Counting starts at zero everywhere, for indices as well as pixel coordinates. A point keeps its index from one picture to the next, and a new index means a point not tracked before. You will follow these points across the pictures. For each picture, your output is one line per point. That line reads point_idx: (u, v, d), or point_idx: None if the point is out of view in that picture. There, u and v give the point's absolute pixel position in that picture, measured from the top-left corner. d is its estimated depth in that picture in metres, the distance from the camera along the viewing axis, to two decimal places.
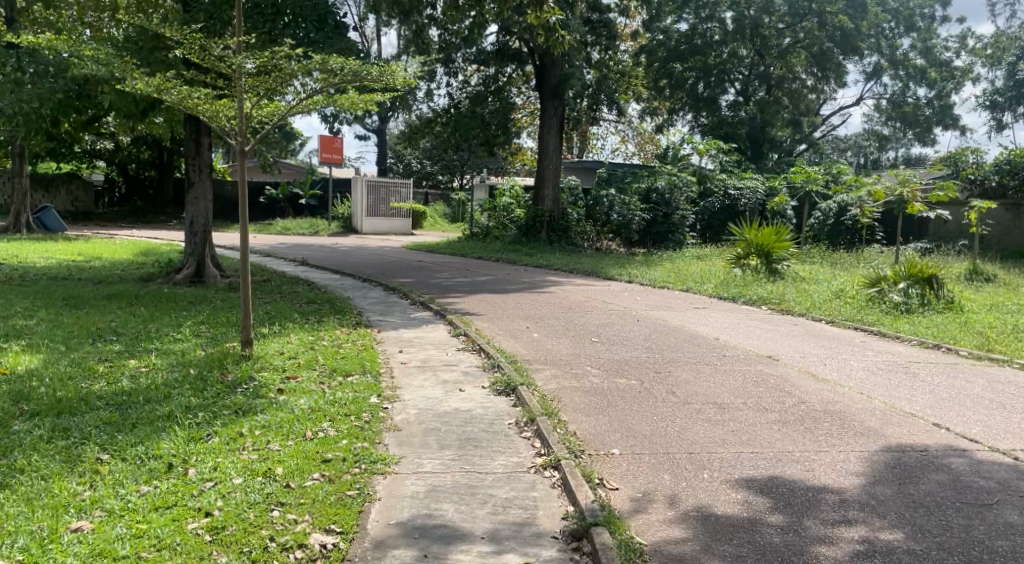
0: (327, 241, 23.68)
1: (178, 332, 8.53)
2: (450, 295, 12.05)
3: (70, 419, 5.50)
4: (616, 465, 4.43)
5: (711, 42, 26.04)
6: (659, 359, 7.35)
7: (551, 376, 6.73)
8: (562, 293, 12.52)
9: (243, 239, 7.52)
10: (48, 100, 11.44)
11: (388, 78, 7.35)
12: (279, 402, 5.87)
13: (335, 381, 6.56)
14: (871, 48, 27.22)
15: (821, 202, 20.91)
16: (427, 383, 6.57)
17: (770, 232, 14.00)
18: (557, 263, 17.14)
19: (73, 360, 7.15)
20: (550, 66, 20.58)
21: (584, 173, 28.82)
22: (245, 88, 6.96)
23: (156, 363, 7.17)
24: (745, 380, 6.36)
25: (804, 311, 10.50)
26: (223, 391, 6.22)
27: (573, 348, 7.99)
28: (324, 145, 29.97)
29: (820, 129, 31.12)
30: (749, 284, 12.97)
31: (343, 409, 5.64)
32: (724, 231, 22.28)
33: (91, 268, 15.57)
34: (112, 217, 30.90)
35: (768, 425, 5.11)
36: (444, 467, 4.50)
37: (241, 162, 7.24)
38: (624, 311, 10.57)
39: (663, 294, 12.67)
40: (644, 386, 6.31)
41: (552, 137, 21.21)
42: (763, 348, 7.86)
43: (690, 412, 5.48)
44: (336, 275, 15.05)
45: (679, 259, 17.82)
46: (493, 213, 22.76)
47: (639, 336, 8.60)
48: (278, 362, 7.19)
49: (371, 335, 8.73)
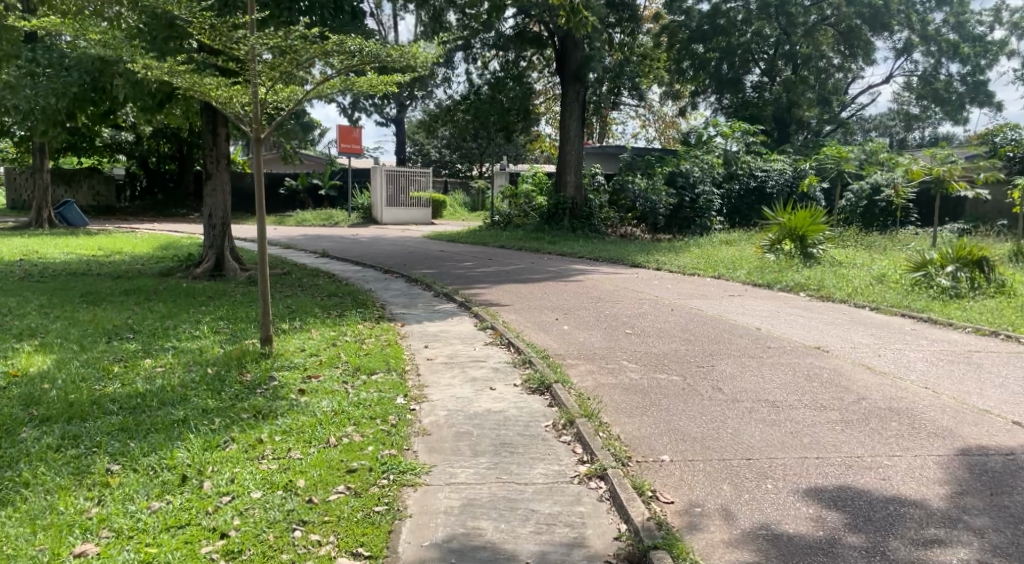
0: (347, 232, 23.41)
1: (196, 329, 8.24)
2: (474, 286, 11.66)
3: (81, 424, 5.19)
4: (668, 474, 4.06)
5: (735, 22, 25.44)
6: (701, 352, 6.94)
7: (586, 372, 6.35)
8: (589, 281, 12.09)
9: (260, 231, 7.17)
10: (64, 94, 11.16)
11: (409, 58, 6.98)
12: (300, 404, 5.52)
13: (359, 380, 6.22)
14: (901, 24, 26.45)
15: (853, 182, 20.28)
16: (455, 381, 6.21)
17: (804, 215, 13.49)
18: (581, 251, 16.74)
19: (87, 360, 6.86)
20: (572, 48, 20.06)
21: (606, 158, 28.22)
22: (259, 74, 6.56)
23: (173, 362, 6.87)
24: (796, 374, 5.95)
25: (845, 298, 10.04)
26: (242, 393, 5.88)
27: (608, 341, 7.60)
28: (342, 135, 29.54)
29: (848, 109, 30.41)
30: (785, 270, 12.47)
31: (369, 411, 5.29)
32: (752, 216, 21.66)
33: (110, 263, 15.34)
34: (133, 211, 30.83)
35: (828, 426, 4.73)
36: (480, 478, 4.13)
37: (257, 150, 6.97)
38: (657, 300, 10.14)
39: (695, 281, 12.21)
40: (688, 383, 5.91)
41: (574, 121, 20.71)
42: (810, 338, 7.42)
43: (740, 412, 5.09)
44: (357, 266, 14.73)
45: (706, 244, 17.33)
46: (514, 201, 22.36)
47: (674, 327, 8.19)
48: (299, 360, 6.85)
49: (395, 329, 8.38)
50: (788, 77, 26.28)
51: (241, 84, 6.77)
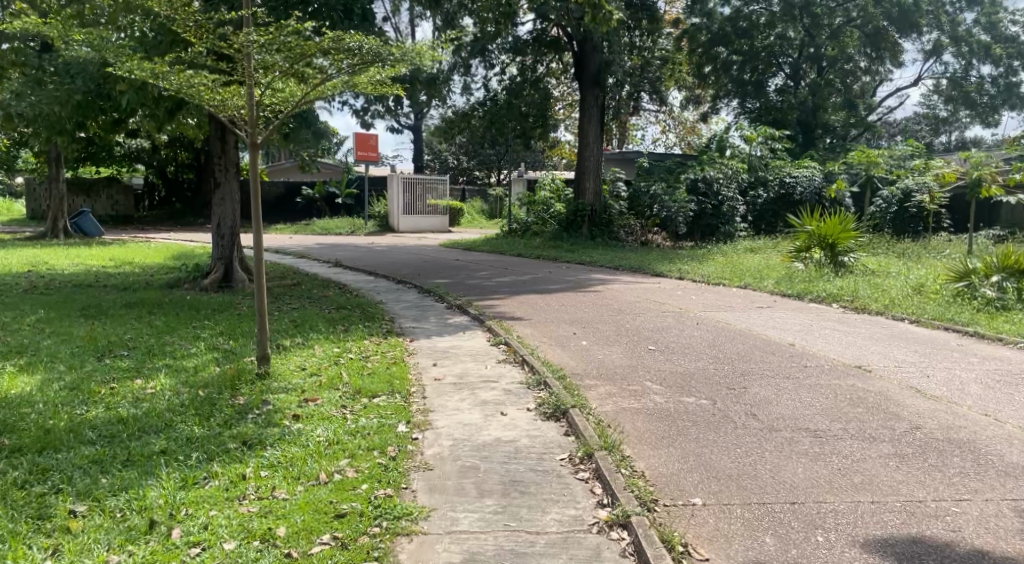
0: (363, 241, 23.03)
1: (192, 346, 7.79)
2: (488, 297, 11.17)
3: (52, 456, 4.75)
4: (700, 522, 3.55)
5: (757, 25, 24.83)
6: (731, 372, 6.39)
7: (606, 395, 5.82)
8: (609, 292, 11.56)
9: (258, 240, 6.72)
10: (66, 102, 10.79)
11: (415, 57, 6.57)
12: (292, 432, 5.04)
13: (359, 404, 5.73)
14: (929, 25, 25.81)
15: (884, 187, 19.60)
16: (463, 405, 5.70)
17: (834, 222, 12.89)
18: (600, 259, 16.20)
19: (72, 381, 6.41)
20: (590, 51, 19.49)
21: (626, 164, 27.68)
22: (252, 73, 6.17)
23: (163, 384, 6.42)
24: (838, 399, 5.41)
25: (882, 310, 9.45)
26: (231, 419, 5.42)
27: (630, 359, 7.06)
28: (359, 142, 29.24)
29: (875, 113, 29.69)
30: (815, 279, 11.87)
31: (366, 441, 4.80)
32: (778, 224, 20.97)
33: (120, 274, 14.99)
34: (150, 221, 30.67)
35: (881, 461, 4.18)
36: (484, 525, 3.63)
37: (254, 157, 6.56)
38: (681, 312, 9.59)
39: (720, 292, 11.63)
40: (719, 408, 5.37)
41: (593, 127, 20.20)
42: (849, 355, 6.86)
43: (779, 443, 4.56)
44: (370, 277, 14.29)
45: (731, 252, 16.73)
46: (532, 208, 21.85)
47: (701, 343, 7.64)
48: (298, 381, 6.37)
49: (403, 345, 7.90)
50: (814, 80, 25.68)
51: (235, 84, 6.37)
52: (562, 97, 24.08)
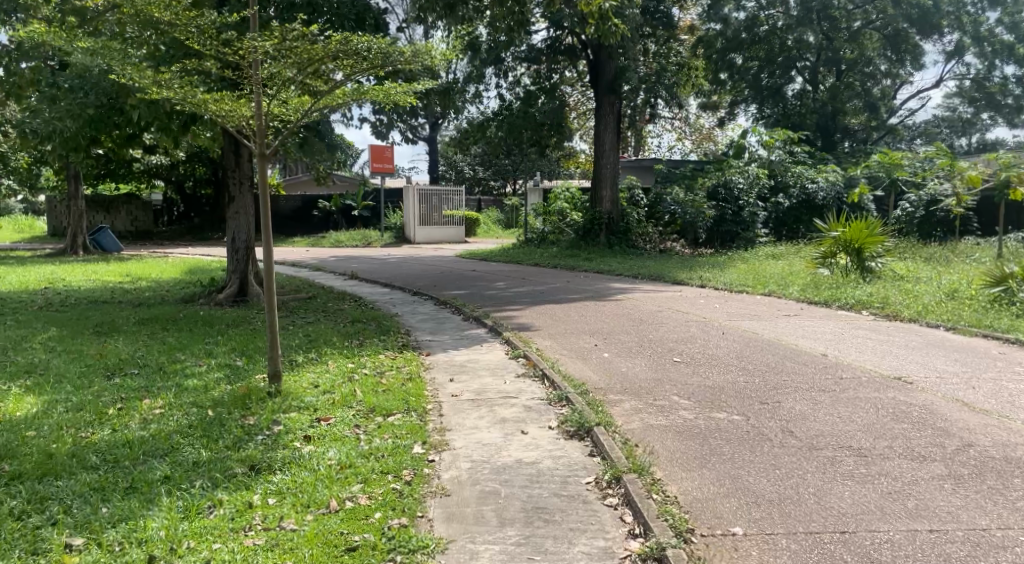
0: (378, 253, 22.88)
1: (204, 363, 7.56)
2: (506, 308, 10.90)
3: (52, 483, 4.52)
4: (744, 556, 3.33)
5: (775, 29, 24.61)
6: (763, 385, 6.09)
7: (632, 412, 5.52)
8: (630, 302, 11.26)
9: (268, 253, 6.51)
10: (79, 116, 10.72)
11: (425, 59, 6.38)
12: (303, 455, 4.79)
13: (373, 423, 5.47)
14: (951, 26, 25.33)
15: (909, 191, 19.25)
16: (481, 423, 5.43)
17: (860, 226, 12.53)
18: (619, 268, 15.90)
19: (78, 402, 6.19)
20: (605, 59, 19.30)
21: (642, 172, 27.40)
22: (259, 80, 5.98)
23: (172, 404, 6.20)
24: (880, 413, 5.14)
25: (915, 317, 9.12)
26: (239, 441, 5.17)
27: (654, 372, 6.76)
28: (373, 154, 29.14)
29: (897, 116, 29.28)
30: (843, 286, 11.52)
31: (380, 464, 4.54)
32: (801, 229, 20.52)
33: (136, 290, 14.88)
34: (168, 237, 30.68)
35: (935, 484, 3.94)
36: (507, 559, 3.40)
37: (262, 170, 6.35)
38: (705, 322, 9.27)
39: (745, 300, 11.32)
40: (753, 424, 5.09)
41: (609, 134, 19.94)
42: (888, 366, 6.55)
43: (821, 463, 4.30)
44: (385, 289, 14.09)
45: (753, 259, 16.42)
46: (548, 217, 21.54)
47: (729, 354, 7.32)
48: (310, 399, 6.12)
49: (419, 359, 7.64)
50: (832, 84, 25.37)
51: (244, 96, 6.20)
52: (576, 106, 23.86)
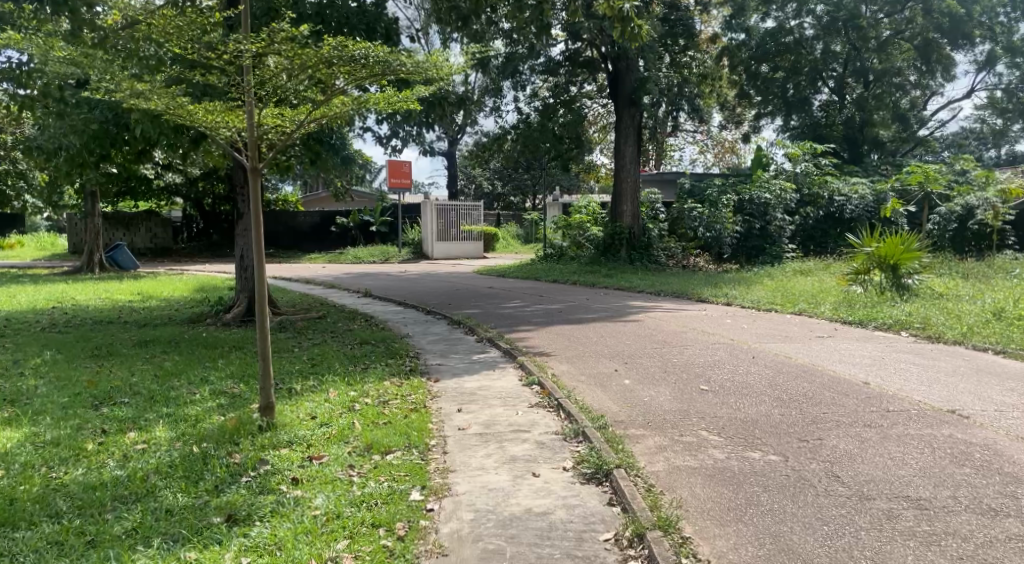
0: (395, 269, 22.45)
1: (198, 392, 7.10)
2: (521, 328, 10.37)
3: (8, 535, 4.05)
4: None
5: (803, 39, 24.26)
6: (800, 419, 5.56)
7: (657, 451, 4.98)
8: (652, 321, 10.73)
9: (260, 278, 6.18)
10: (82, 132, 10.21)
11: (430, 68, 5.89)
12: (289, 502, 4.29)
13: (369, 462, 4.97)
14: (983, 36, 24.63)
15: (942, 204, 18.58)
16: (489, 463, 4.92)
17: (895, 241, 11.91)
18: (641, 284, 15.38)
19: (57, 437, 5.74)
20: (625, 71, 18.79)
21: (664, 185, 26.89)
22: (250, 89, 5.51)
23: (157, 438, 5.73)
24: (937, 456, 4.66)
25: (962, 339, 8.62)
26: (221, 484, 4.69)
27: (680, 402, 6.20)
28: (391, 169, 28.79)
29: (926, 128, 28.55)
30: (878, 304, 10.95)
31: (371, 514, 4.04)
32: (829, 243, 19.84)
33: (143, 309, 14.51)
34: (186, 254, 30.50)
35: (1013, 547, 3.47)
36: None
37: (254, 186, 5.92)
38: (732, 344, 8.71)
39: (774, 319, 10.76)
40: (793, 466, 4.59)
41: (630, 146, 19.38)
42: (936, 399, 6.02)
43: (876, 517, 3.81)
44: (398, 307, 13.64)
45: (781, 275, 15.83)
46: (567, 231, 20.96)
47: (760, 382, 6.75)
48: (305, 433, 5.63)
49: (426, 386, 7.15)
50: (861, 94, 24.75)
51: (234, 106, 5.73)
52: (595, 119, 23.33)
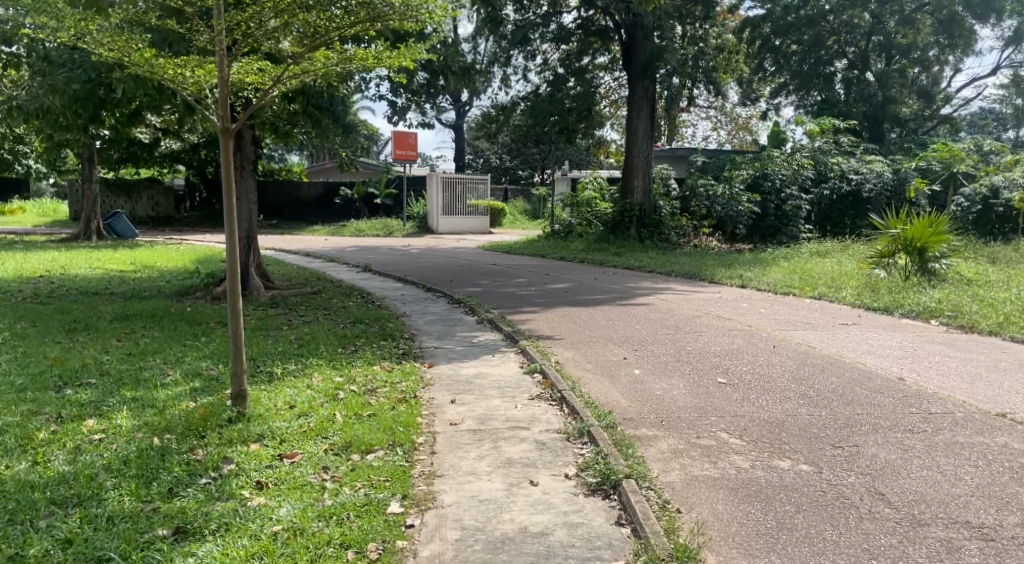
0: (399, 243, 21.84)
1: (170, 373, 6.53)
2: (525, 310, 9.78)
3: None
4: None
5: (823, 12, 23.13)
6: (833, 421, 4.95)
7: (673, 458, 4.37)
8: (663, 304, 10.12)
9: (232, 254, 5.55)
10: (63, 92, 9.38)
11: (422, 13, 5.28)
12: (250, 510, 3.74)
13: (346, 463, 4.40)
14: (1013, 10, 23.54)
15: (967, 185, 17.77)
16: (481, 466, 4.35)
17: (923, 222, 11.21)
18: (650, 263, 14.73)
19: (8, 424, 5.19)
20: (641, 39, 17.96)
21: (675, 161, 26.11)
22: (216, 31, 4.81)
23: (118, 426, 5.18)
24: (995, 470, 4.07)
25: (998, 330, 7.97)
26: (175, 486, 4.12)
27: (697, 398, 5.59)
28: (397, 140, 28.01)
29: (948, 105, 27.54)
30: (905, 289, 10.28)
31: (341, 532, 3.48)
32: (847, 223, 19.28)
33: (133, 280, 13.96)
34: (188, 223, 29.91)
35: None
36: None
37: (226, 146, 5.25)
38: (750, 331, 8.10)
39: (793, 303, 10.14)
40: (829, 479, 3.99)
41: (643, 120, 18.57)
42: (982, 399, 5.41)
43: (934, 550, 3.25)
44: (397, 283, 13.05)
45: (796, 256, 15.18)
46: (575, 208, 20.23)
47: (785, 376, 6.13)
48: (280, 426, 5.06)
49: (419, 373, 6.56)
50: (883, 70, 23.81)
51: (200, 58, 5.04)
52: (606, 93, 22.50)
